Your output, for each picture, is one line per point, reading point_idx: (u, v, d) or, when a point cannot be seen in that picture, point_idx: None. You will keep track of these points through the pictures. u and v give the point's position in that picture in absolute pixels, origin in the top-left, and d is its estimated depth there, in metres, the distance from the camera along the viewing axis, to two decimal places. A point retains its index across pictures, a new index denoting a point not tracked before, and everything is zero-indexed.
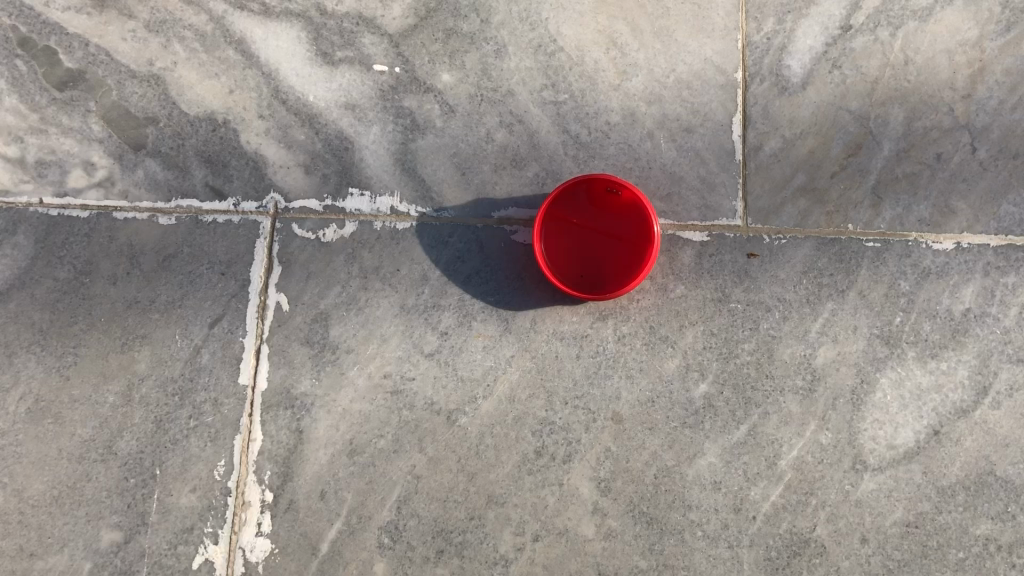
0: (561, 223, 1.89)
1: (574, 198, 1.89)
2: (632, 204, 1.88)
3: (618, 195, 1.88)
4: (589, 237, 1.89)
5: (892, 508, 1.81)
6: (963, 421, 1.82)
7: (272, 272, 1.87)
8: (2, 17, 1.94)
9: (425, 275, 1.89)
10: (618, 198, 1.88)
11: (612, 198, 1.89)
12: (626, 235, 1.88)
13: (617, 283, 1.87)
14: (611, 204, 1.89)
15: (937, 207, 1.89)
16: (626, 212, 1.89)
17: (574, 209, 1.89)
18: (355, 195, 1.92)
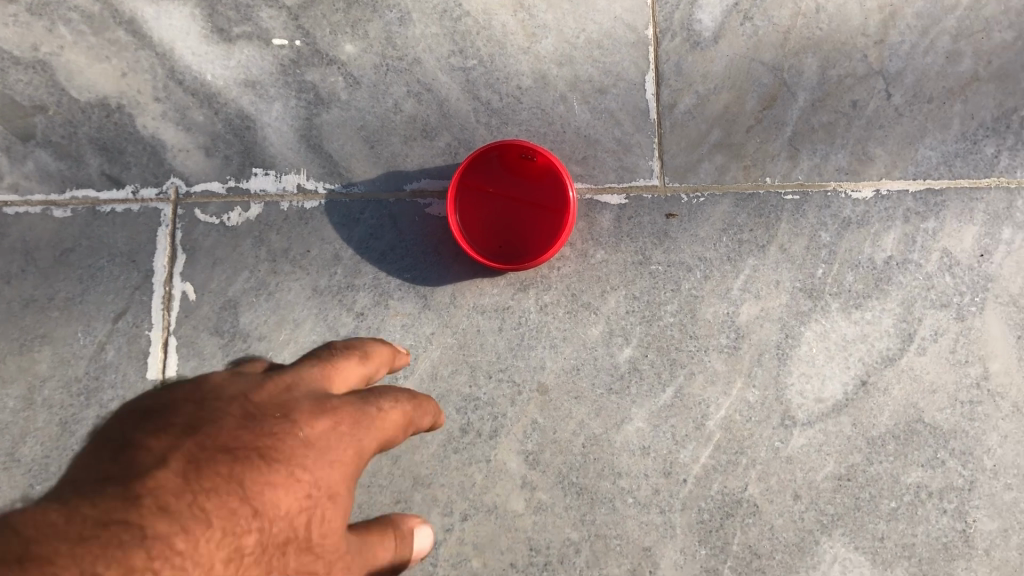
0: (478, 192, 1.87)
1: (489, 166, 1.87)
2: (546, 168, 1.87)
3: (533, 160, 1.87)
4: (507, 205, 1.88)
5: (823, 462, 1.79)
6: (889, 369, 1.83)
7: (176, 261, 1.89)
8: None
9: (337, 255, 1.90)
10: (533, 164, 1.87)
11: (528, 165, 1.87)
12: (544, 200, 1.87)
13: (538, 249, 1.86)
14: (526, 170, 1.88)
15: (855, 156, 1.92)
16: (542, 178, 1.88)
17: (490, 178, 1.88)
18: (259, 174, 1.93)
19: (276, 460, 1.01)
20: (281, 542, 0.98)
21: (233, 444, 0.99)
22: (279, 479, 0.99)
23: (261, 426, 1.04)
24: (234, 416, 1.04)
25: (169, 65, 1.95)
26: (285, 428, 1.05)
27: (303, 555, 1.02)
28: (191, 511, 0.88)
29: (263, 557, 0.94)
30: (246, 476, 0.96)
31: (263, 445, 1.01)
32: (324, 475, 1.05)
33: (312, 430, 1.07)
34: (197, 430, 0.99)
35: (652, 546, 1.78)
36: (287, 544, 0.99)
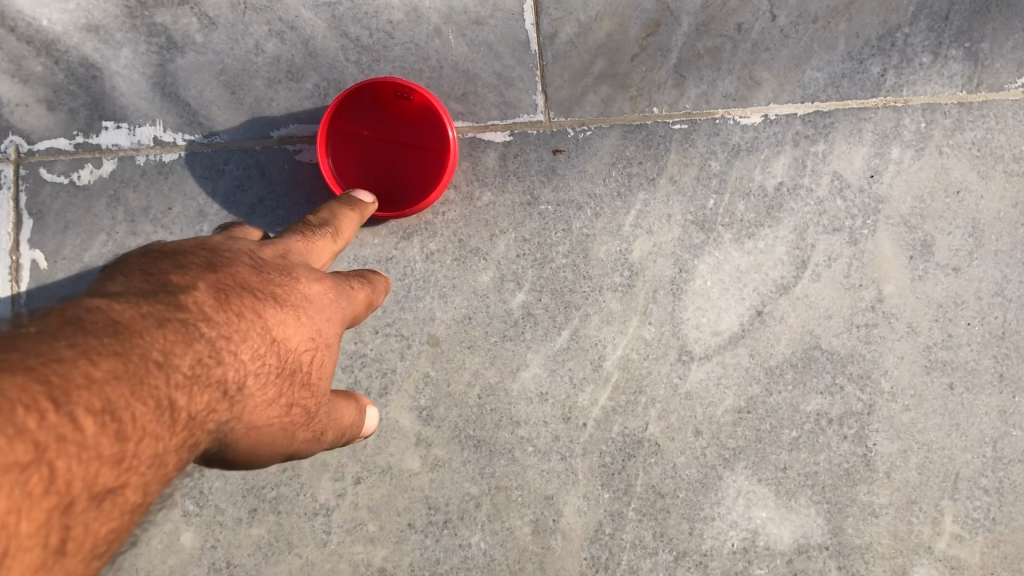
0: (350, 136, 1.74)
1: (361, 106, 1.73)
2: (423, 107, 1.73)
3: (408, 99, 1.72)
4: (382, 149, 1.75)
5: (722, 396, 1.75)
6: (785, 298, 1.79)
7: (22, 227, 1.74)
8: None
9: (202, 211, 1.76)
10: (408, 103, 1.73)
11: (403, 103, 1.73)
12: (420, 141, 1.74)
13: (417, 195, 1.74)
14: (402, 110, 1.74)
15: (742, 81, 1.84)
16: (418, 118, 1.74)
17: (363, 120, 1.74)
18: (109, 128, 1.77)
19: (286, 303, 1.22)
20: (285, 369, 1.19)
21: (252, 282, 1.20)
22: (286, 316, 1.20)
23: (271, 274, 1.25)
24: (245, 264, 1.24)
25: None
26: (288, 280, 1.25)
27: (295, 389, 1.22)
28: (222, 325, 1.09)
29: (274, 376, 1.17)
30: (263, 311, 1.17)
31: (273, 288, 1.22)
32: (320, 324, 1.27)
33: (309, 288, 1.28)
34: (218, 269, 1.19)
35: (554, 494, 1.72)
36: (290, 372, 1.20)
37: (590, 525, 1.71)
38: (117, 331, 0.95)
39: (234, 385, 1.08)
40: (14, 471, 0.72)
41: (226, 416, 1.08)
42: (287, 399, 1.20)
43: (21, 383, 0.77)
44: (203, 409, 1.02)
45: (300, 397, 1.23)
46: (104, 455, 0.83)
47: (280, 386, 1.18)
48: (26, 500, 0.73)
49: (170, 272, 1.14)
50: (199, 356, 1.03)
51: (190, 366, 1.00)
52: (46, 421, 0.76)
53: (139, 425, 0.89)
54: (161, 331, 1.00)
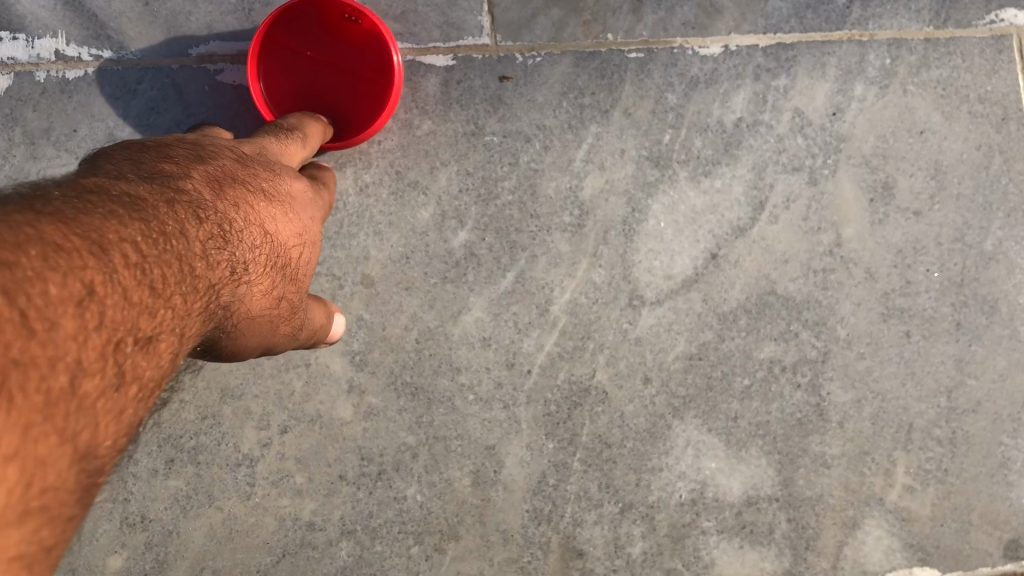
0: (288, 53, 1.58)
1: (300, 25, 1.57)
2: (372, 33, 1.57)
3: (357, 23, 1.57)
4: (319, 72, 1.60)
5: (674, 342, 1.66)
6: (741, 241, 1.70)
7: None
8: None
9: (111, 135, 1.59)
10: (355, 27, 1.57)
11: (347, 25, 1.57)
12: (366, 69, 1.59)
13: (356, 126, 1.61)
14: (349, 33, 1.58)
15: (702, 8, 1.73)
16: (364, 43, 1.58)
17: (300, 39, 1.58)
18: (4, 39, 1.59)
19: (273, 192, 1.21)
20: (281, 260, 1.19)
21: (240, 171, 1.18)
22: (277, 209, 1.19)
23: (255, 166, 1.23)
24: (230, 156, 1.21)
25: None
26: (273, 174, 1.24)
27: (286, 284, 1.22)
28: (223, 205, 1.08)
29: (274, 267, 1.17)
30: (257, 195, 1.16)
31: (264, 179, 1.21)
32: (302, 221, 1.26)
33: (290, 186, 1.27)
34: (206, 156, 1.17)
35: (496, 444, 1.62)
36: (284, 265, 1.20)
37: (533, 476, 1.62)
38: (135, 195, 0.94)
39: (240, 267, 1.07)
40: (70, 303, 0.72)
41: (235, 294, 1.07)
42: (279, 288, 1.20)
43: (53, 232, 0.76)
44: (218, 281, 1.01)
45: (290, 288, 1.23)
46: (139, 306, 0.82)
47: (277, 275, 1.18)
48: (83, 331, 0.73)
49: (160, 155, 1.12)
50: (215, 231, 1.03)
51: (204, 240, 1.00)
52: (87, 265, 0.76)
53: (166, 284, 0.88)
54: (172, 203, 0.99)
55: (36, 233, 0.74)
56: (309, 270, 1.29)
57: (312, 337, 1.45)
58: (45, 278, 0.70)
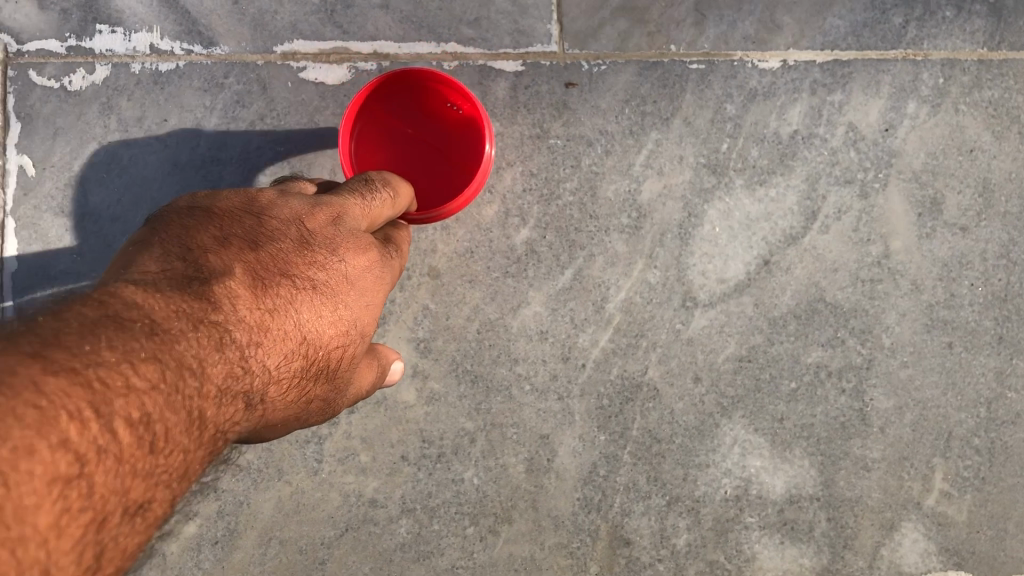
0: (380, 125, 1.59)
1: (402, 106, 1.59)
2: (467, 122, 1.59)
3: (457, 111, 1.59)
4: (413, 152, 1.59)
5: (725, 343, 1.73)
6: (792, 249, 1.76)
7: (10, 131, 1.65)
8: None
9: (199, 125, 1.68)
10: (455, 115, 1.60)
11: (448, 113, 1.60)
12: (454, 153, 1.59)
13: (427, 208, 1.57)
14: (448, 120, 1.60)
15: (762, 23, 1.80)
16: (462, 130, 1.60)
17: (400, 120, 1.60)
18: (104, 32, 1.68)
19: (327, 288, 1.17)
20: (315, 369, 1.16)
21: (291, 267, 1.15)
22: (326, 307, 1.16)
23: (317, 249, 1.19)
24: (293, 237, 1.19)
25: None
26: (333, 261, 1.20)
27: (318, 388, 1.19)
28: (255, 327, 1.05)
29: (303, 380, 1.14)
30: (300, 303, 1.13)
31: (316, 274, 1.17)
32: (356, 316, 1.21)
33: (352, 266, 1.22)
34: (258, 247, 1.15)
35: (550, 434, 1.69)
36: (318, 372, 1.17)
37: (585, 466, 1.69)
38: (156, 327, 0.92)
39: (258, 394, 1.05)
40: (56, 486, 0.72)
41: (252, 419, 1.06)
42: (314, 391, 1.18)
43: (64, 390, 0.75)
44: (233, 413, 1.00)
45: (328, 387, 1.22)
46: (134, 471, 0.82)
47: (310, 381, 1.16)
48: (62, 518, 0.72)
49: (207, 254, 1.10)
50: (233, 366, 1.00)
51: (224, 373, 0.98)
52: (83, 434, 0.75)
53: (172, 434, 0.88)
54: (200, 332, 0.97)
55: (43, 402, 0.73)
56: (353, 365, 1.26)
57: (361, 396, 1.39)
58: (34, 457, 0.70)
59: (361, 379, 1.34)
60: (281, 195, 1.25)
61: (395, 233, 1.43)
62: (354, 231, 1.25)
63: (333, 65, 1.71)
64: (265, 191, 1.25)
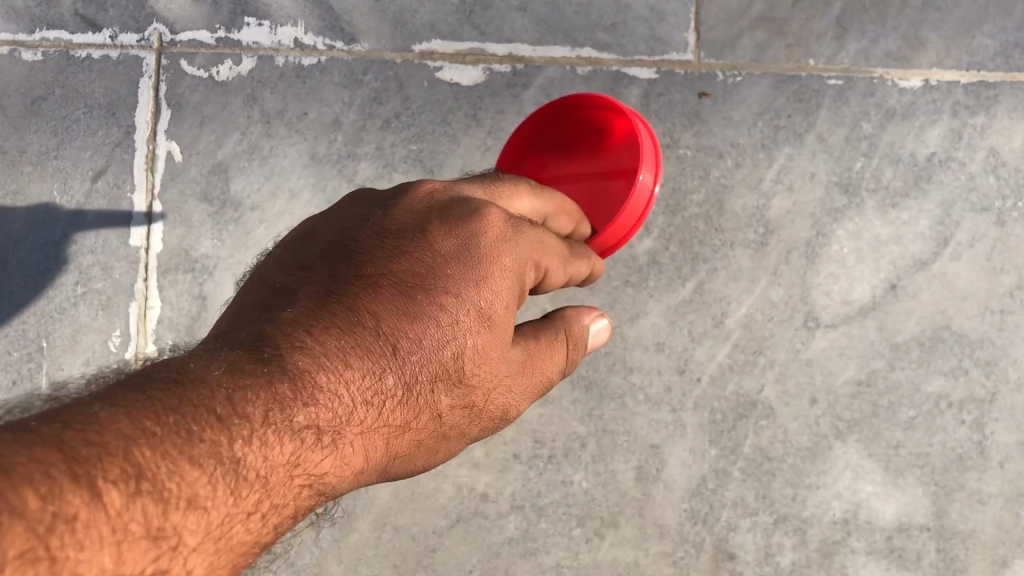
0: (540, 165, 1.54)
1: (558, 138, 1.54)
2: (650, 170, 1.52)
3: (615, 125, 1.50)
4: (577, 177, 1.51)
5: (844, 366, 1.71)
6: (921, 274, 1.73)
7: (160, 117, 1.73)
8: None
9: (337, 120, 1.73)
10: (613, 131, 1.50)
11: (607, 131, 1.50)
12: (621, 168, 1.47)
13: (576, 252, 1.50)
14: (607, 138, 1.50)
15: (906, 40, 1.76)
16: (622, 142, 1.49)
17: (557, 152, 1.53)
18: (251, 25, 1.74)
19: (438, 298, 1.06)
20: (416, 378, 1.04)
21: (372, 278, 1.06)
22: (415, 308, 1.05)
23: (429, 255, 1.09)
24: (376, 244, 1.10)
25: None
26: (423, 254, 1.08)
27: (439, 398, 1.07)
28: (319, 353, 0.97)
29: (400, 392, 1.03)
30: (401, 321, 1.04)
31: (400, 274, 1.07)
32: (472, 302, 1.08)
33: (453, 251, 1.09)
34: (335, 268, 1.08)
35: (661, 445, 1.71)
36: (428, 378, 1.05)
37: (693, 478, 1.70)
38: (174, 386, 0.87)
39: (327, 419, 0.95)
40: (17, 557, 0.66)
41: (352, 453, 0.98)
42: (438, 410, 1.07)
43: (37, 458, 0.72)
44: (315, 450, 0.93)
45: (462, 405, 1.10)
46: (135, 531, 0.75)
47: (414, 393, 1.04)
48: None
49: (272, 296, 1.05)
50: (279, 399, 0.91)
51: (269, 410, 0.90)
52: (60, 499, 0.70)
53: (220, 481, 0.83)
54: (233, 378, 0.91)
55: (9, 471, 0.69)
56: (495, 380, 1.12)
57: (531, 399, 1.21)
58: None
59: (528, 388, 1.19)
60: (412, 192, 1.17)
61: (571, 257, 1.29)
62: (485, 228, 1.11)
63: (469, 66, 1.74)
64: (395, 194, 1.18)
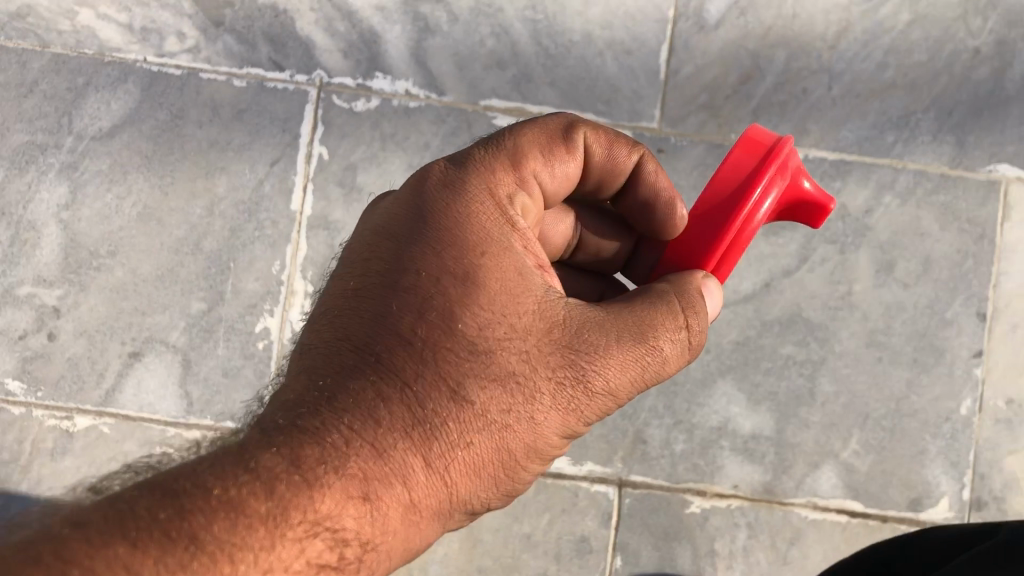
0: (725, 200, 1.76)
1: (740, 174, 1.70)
2: (786, 179, 1.68)
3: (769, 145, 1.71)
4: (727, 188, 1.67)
5: (730, 332, 2.71)
6: (787, 279, 2.71)
7: (316, 130, 2.73)
8: None
9: (427, 143, 2.73)
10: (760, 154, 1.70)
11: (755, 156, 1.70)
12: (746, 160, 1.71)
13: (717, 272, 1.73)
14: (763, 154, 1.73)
15: (796, 128, 2.73)
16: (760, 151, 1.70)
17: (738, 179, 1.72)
18: (379, 77, 2.74)
19: (442, 283, 1.57)
20: (391, 346, 1.52)
21: (356, 297, 1.60)
22: (383, 294, 1.57)
23: (422, 252, 1.60)
24: (359, 275, 1.64)
25: None
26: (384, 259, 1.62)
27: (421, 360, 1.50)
28: (316, 368, 1.52)
29: (376, 368, 1.49)
30: (411, 320, 1.54)
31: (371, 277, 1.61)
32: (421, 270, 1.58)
33: (405, 235, 1.63)
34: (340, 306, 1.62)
35: None
36: (403, 345, 1.52)
37: None
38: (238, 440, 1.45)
39: (324, 398, 1.46)
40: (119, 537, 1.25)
41: (386, 462, 1.43)
42: (479, 400, 1.51)
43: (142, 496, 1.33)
44: (348, 459, 1.40)
45: (507, 385, 1.52)
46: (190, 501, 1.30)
47: (391, 368, 1.49)
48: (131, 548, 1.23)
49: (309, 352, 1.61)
50: (290, 405, 1.47)
51: (279, 413, 1.46)
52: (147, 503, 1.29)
53: (277, 458, 1.38)
54: (270, 414, 1.48)
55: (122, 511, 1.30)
56: (520, 357, 1.54)
57: (616, 370, 1.57)
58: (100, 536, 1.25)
59: (589, 356, 1.56)
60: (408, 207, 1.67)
61: (610, 182, 1.84)
62: (428, 205, 1.66)
63: (513, 117, 2.72)
64: (399, 191, 1.73)
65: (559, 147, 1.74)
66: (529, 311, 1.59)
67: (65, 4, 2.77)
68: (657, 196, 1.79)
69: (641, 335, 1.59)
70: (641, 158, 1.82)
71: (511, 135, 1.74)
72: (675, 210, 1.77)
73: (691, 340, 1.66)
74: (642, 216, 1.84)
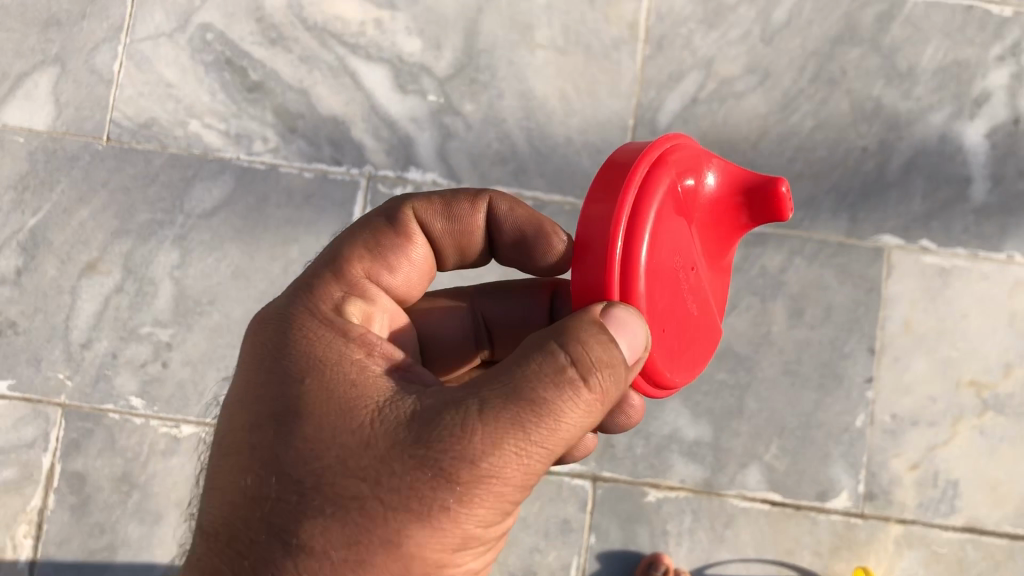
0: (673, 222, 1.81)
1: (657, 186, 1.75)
2: (668, 167, 1.79)
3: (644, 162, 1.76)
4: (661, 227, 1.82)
5: None
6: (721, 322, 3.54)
7: (366, 210, 3.62)
8: (223, 51, 3.73)
9: None
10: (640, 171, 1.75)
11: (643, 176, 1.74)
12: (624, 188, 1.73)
13: (647, 303, 1.71)
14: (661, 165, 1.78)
15: None
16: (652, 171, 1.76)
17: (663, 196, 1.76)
18: (413, 170, 3.63)
19: (261, 425, 1.72)
20: (250, 520, 1.68)
21: (214, 473, 1.80)
22: (227, 478, 1.75)
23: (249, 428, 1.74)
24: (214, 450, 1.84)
25: (371, 103, 3.67)
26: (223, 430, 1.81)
27: (271, 515, 1.65)
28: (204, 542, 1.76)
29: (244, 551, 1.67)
30: (255, 470, 1.70)
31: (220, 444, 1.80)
32: (246, 445, 1.73)
33: (234, 390, 1.83)
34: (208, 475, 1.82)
35: None
36: (256, 500, 1.68)
37: None
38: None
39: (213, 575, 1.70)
40: None
41: None
42: (323, 540, 1.60)
43: None
44: None
45: (354, 513, 1.59)
46: None
47: (252, 535, 1.67)
48: None
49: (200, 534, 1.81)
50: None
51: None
52: None
53: None
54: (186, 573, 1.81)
55: None
56: (355, 464, 1.62)
57: (491, 442, 1.57)
58: None
59: (446, 443, 1.58)
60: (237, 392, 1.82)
61: (469, 230, 2.15)
62: (251, 352, 1.86)
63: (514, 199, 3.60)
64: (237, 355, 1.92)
65: (386, 234, 2.07)
66: (360, 419, 1.67)
67: (179, 116, 3.72)
68: (523, 225, 2.14)
69: (514, 394, 1.59)
70: (492, 200, 2.14)
71: (331, 245, 2.07)
72: (550, 236, 2.14)
73: (599, 380, 1.61)
74: (519, 255, 2.18)
